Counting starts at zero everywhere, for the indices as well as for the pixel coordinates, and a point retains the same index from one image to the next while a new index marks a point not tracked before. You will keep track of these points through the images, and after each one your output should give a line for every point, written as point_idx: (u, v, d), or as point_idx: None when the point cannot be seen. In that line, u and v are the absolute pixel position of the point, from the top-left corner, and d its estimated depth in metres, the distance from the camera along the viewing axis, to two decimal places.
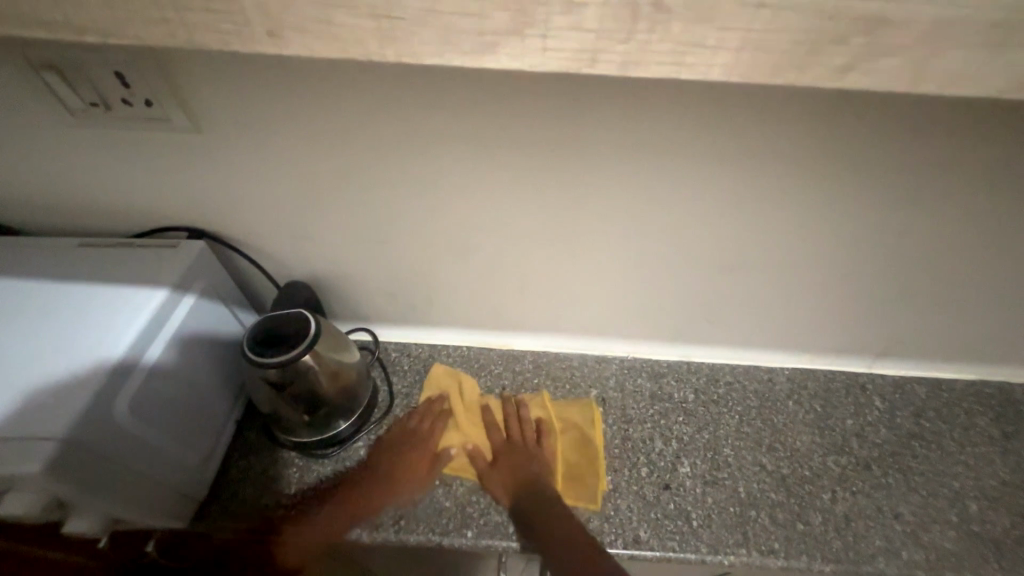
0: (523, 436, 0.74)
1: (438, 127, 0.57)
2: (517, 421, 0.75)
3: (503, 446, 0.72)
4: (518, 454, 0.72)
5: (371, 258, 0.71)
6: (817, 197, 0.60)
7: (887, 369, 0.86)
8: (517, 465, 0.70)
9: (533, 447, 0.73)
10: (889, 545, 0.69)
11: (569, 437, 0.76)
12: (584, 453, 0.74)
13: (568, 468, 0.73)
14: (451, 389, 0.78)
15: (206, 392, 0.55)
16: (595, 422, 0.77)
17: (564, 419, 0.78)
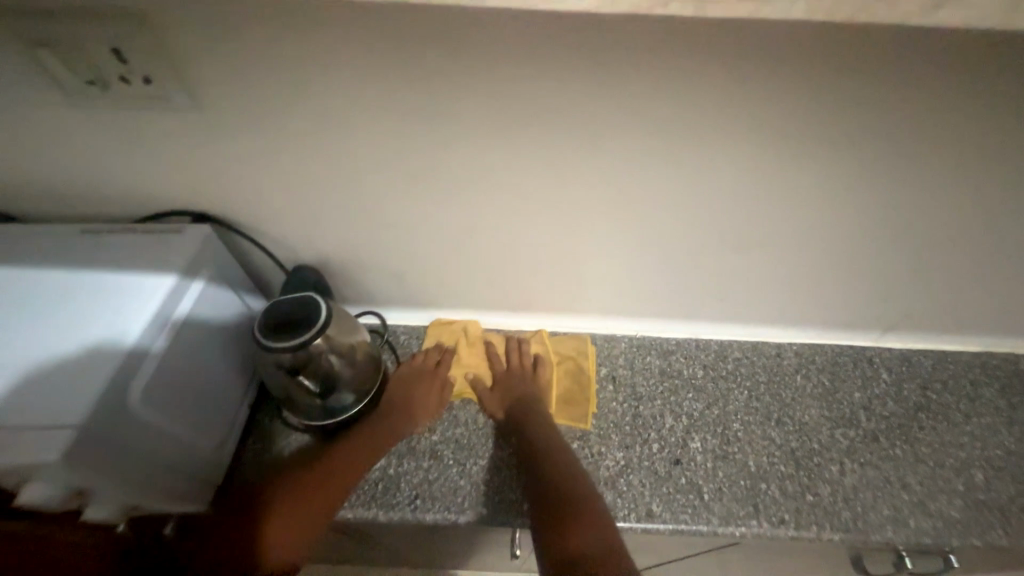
0: (522, 364, 0.76)
1: (430, 98, 0.51)
2: (517, 352, 0.77)
3: (502, 374, 0.76)
4: (515, 382, 0.75)
5: (372, 243, 0.67)
6: (864, 143, 0.55)
7: (894, 343, 0.83)
8: (513, 391, 0.73)
9: (531, 376, 0.75)
10: (896, 514, 0.64)
11: (566, 366, 0.78)
12: (578, 379, 0.76)
13: (563, 392, 0.75)
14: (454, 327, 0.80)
15: (210, 368, 0.59)
16: (589, 353, 0.78)
17: (561, 350, 0.79)
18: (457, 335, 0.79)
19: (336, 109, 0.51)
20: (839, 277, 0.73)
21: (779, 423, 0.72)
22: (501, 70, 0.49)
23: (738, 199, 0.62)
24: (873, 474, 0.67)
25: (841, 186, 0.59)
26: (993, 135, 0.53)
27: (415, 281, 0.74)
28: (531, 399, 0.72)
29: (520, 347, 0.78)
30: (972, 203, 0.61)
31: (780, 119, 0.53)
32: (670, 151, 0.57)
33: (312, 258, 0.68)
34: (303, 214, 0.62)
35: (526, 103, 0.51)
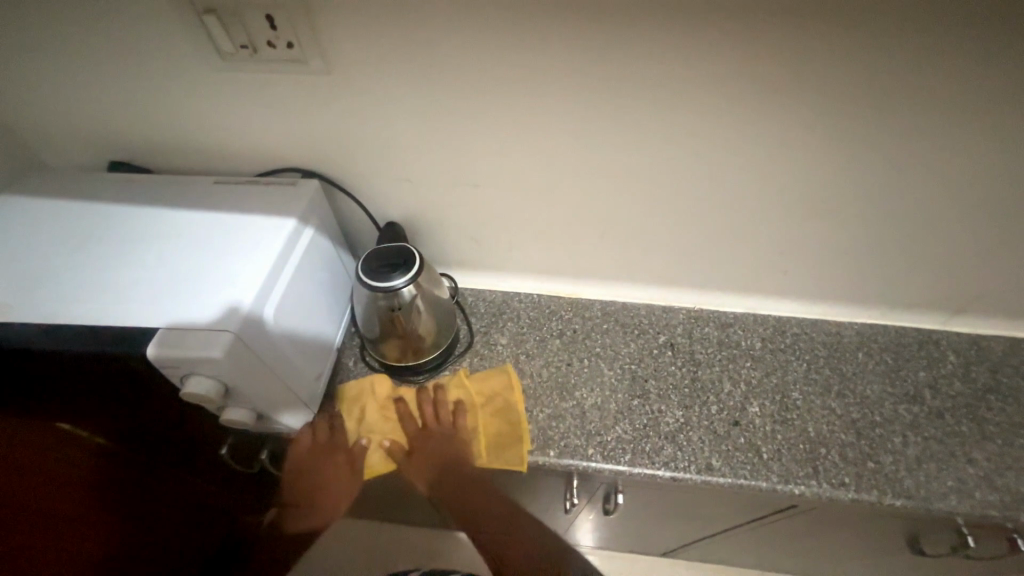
0: (441, 421, 0.72)
1: (527, 64, 0.55)
2: (436, 403, 0.73)
3: (425, 429, 0.72)
4: (437, 442, 0.72)
5: (453, 204, 0.73)
6: (955, 113, 0.55)
7: (963, 327, 0.82)
8: (435, 452, 0.72)
9: (457, 429, 0.72)
10: (962, 486, 0.64)
11: (490, 407, 0.73)
12: (508, 422, 0.71)
13: (494, 440, 0.71)
14: (358, 392, 0.73)
15: (316, 309, 0.67)
16: (511, 387, 0.74)
17: (482, 395, 0.74)
18: (364, 397, 0.72)
19: (445, 74, 0.56)
20: (911, 255, 0.72)
21: (840, 395, 0.73)
22: (598, 37, 0.52)
23: (815, 171, 0.63)
24: (937, 448, 0.68)
25: (924, 157, 0.60)
26: None
27: (488, 244, 0.80)
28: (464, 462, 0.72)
29: (437, 397, 0.73)
30: None
31: (868, 89, 0.54)
32: (750, 121, 0.58)
33: (399, 216, 0.75)
34: (398, 173, 0.69)
35: (616, 70, 0.55)
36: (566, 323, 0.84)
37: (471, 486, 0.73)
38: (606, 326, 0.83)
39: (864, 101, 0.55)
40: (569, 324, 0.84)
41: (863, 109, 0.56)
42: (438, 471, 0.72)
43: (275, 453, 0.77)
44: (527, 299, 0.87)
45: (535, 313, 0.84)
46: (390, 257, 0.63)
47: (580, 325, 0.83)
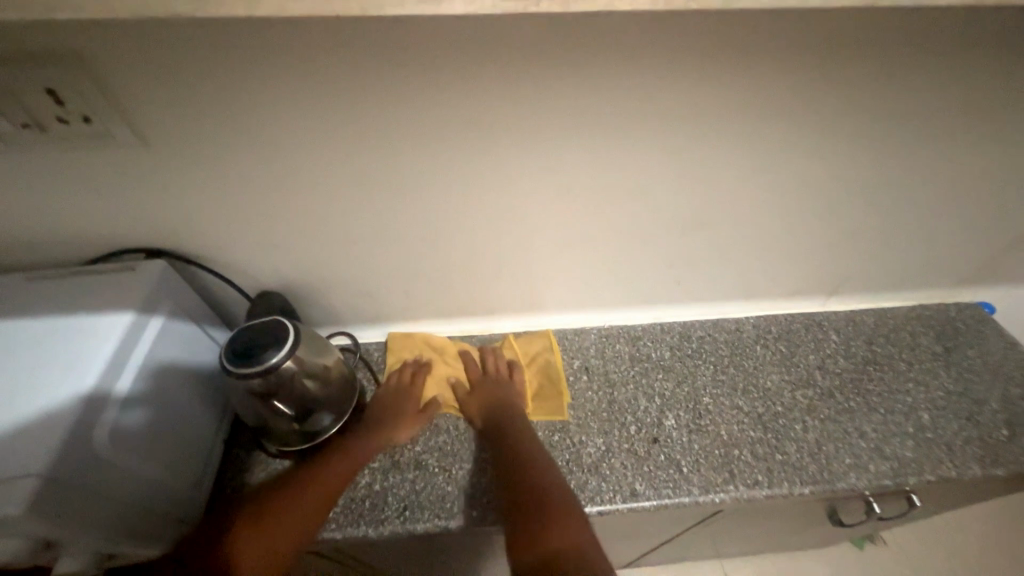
0: (497, 371, 0.78)
1: (374, 116, 0.53)
2: (491, 358, 0.79)
3: (478, 380, 0.77)
4: (493, 386, 0.76)
5: (336, 261, 0.68)
6: (783, 124, 0.60)
7: (838, 305, 0.90)
8: (492, 393, 0.75)
9: (507, 378, 0.78)
10: (858, 461, 0.68)
11: (536, 364, 0.80)
12: (549, 376, 0.78)
13: (538, 392, 0.77)
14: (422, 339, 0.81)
15: (176, 407, 0.58)
16: (555, 348, 0.82)
17: (527, 355, 0.81)
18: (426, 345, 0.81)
19: (289, 132, 0.52)
20: (783, 250, 0.79)
21: (746, 392, 0.76)
22: (441, 82, 0.51)
23: (681, 187, 0.66)
24: (833, 428, 0.72)
25: (769, 164, 0.65)
26: (887, 108, 0.61)
27: (384, 297, 0.75)
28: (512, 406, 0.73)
29: (492, 352, 0.80)
30: (884, 169, 0.68)
31: (708, 110, 0.57)
32: (613, 148, 0.60)
33: (276, 282, 0.69)
34: (263, 238, 0.63)
35: (466, 113, 0.54)
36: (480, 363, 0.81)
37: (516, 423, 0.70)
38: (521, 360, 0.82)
39: (706, 120, 0.59)
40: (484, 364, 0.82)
41: (704, 128, 0.59)
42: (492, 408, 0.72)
43: None
44: None
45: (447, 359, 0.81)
46: (262, 335, 0.57)
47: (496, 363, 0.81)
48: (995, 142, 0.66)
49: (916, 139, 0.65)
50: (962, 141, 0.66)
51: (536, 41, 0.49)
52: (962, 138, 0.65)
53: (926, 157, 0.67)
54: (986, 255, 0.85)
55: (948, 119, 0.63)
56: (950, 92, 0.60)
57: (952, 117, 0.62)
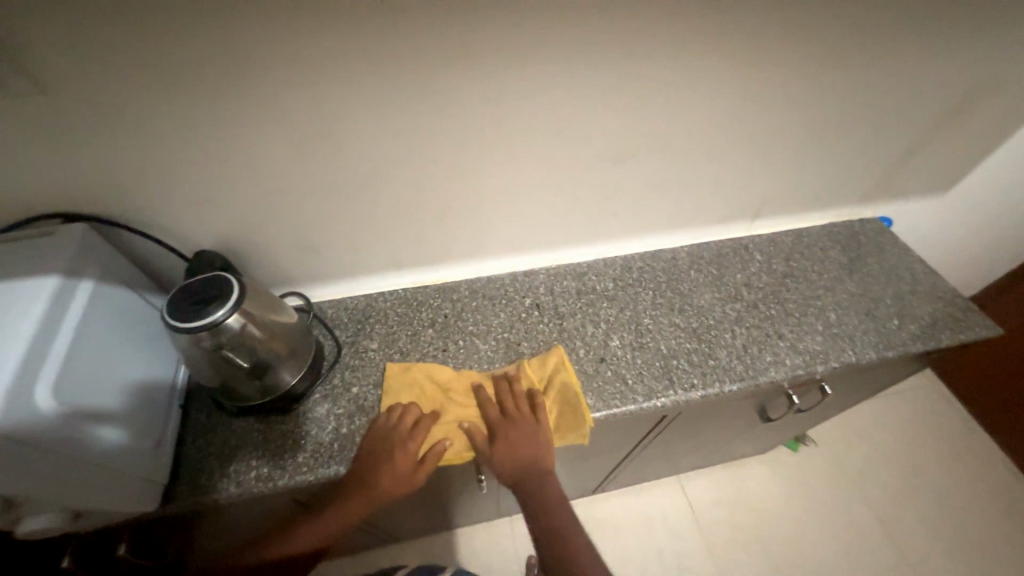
0: (516, 412, 0.70)
1: (291, 55, 0.52)
2: (507, 394, 0.71)
3: (496, 427, 0.69)
4: (513, 434, 0.69)
5: (276, 215, 0.68)
6: (699, 52, 0.64)
7: (761, 229, 0.98)
8: (513, 445, 0.68)
9: (528, 420, 0.70)
10: (777, 358, 0.78)
11: (553, 389, 0.72)
12: (568, 399, 0.71)
13: (559, 421, 0.71)
14: (426, 380, 0.73)
15: (126, 369, 0.57)
16: (568, 368, 0.74)
17: (542, 380, 0.73)
18: (431, 383, 0.73)
19: (203, 74, 0.51)
20: (709, 179, 0.84)
21: (682, 311, 0.84)
22: (360, 15, 0.50)
23: (610, 121, 0.69)
24: (757, 333, 0.81)
25: (689, 93, 0.69)
26: (790, 34, 0.64)
27: (331, 251, 0.76)
28: (539, 461, 0.69)
29: (508, 386, 0.72)
30: (792, 94, 0.74)
31: (627, 40, 0.60)
32: (539, 82, 0.62)
33: (215, 242, 0.68)
34: (195, 193, 0.61)
35: (390, 49, 0.54)
36: (436, 310, 0.84)
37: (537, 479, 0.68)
38: (475, 303, 0.85)
39: (626, 50, 0.61)
40: (439, 311, 0.84)
41: (623, 57, 0.62)
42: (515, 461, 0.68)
43: (138, 548, 0.62)
44: (393, 296, 0.85)
45: (402, 308, 0.83)
46: (202, 291, 0.56)
47: (451, 308, 0.84)
48: (885, 63, 0.73)
49: (819, 63, 0.70)
50: (858, 63, 0.72)
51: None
52: (857, 59, 0.71)
53: (828, 80, 0.73)
54: (881, 172, 0.95)
55: (844, 42, 0.68)
56: (845, 14, 0.64)
57: (848, 41, 0.68)
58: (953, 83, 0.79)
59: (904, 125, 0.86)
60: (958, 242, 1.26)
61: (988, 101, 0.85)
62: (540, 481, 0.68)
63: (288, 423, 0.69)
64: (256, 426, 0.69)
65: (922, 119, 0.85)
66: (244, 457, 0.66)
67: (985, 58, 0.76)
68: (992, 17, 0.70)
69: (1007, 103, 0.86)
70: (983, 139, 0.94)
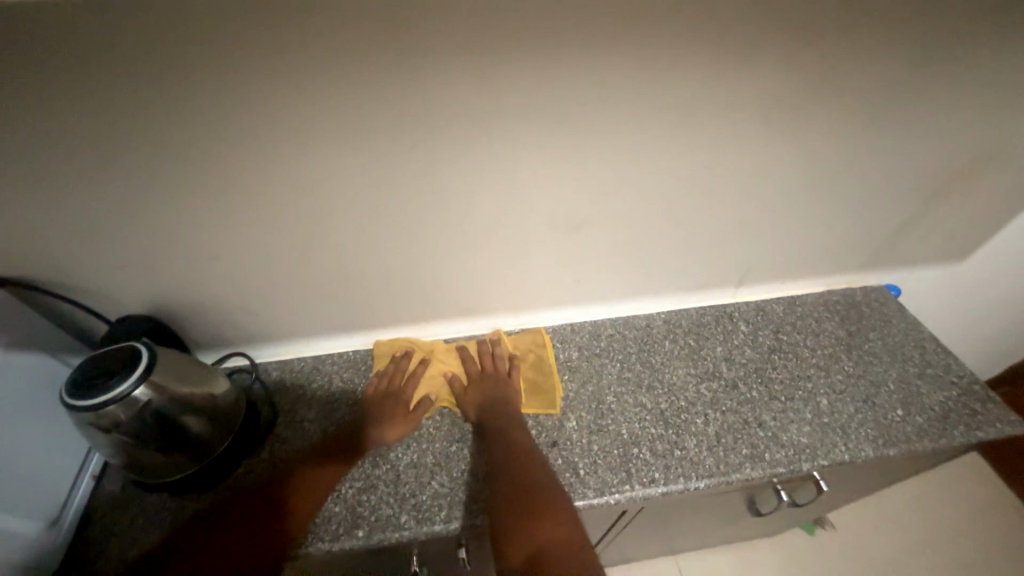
0: (495, 367, 0.78)
1: (210, 126, 0.51)
2: (489, 356, 0.79)
3: (475, 377, 0.77)
4: (489, 384, 0.76)
5: (212, 278, 0.66)
6: (652, 117, 0.61)
7: (748, 296, 0.91)
8: (487, 391, 0.75)
9: (504, 375, 0.77)
10: (754, 451, 0.68)
11: (529, 359, 0.81)
12: (543, 370, 0.79)
13: (532, 384, 0.77)
14: (413, 340, 0.81)
15: (14, 451, 0.53)
16: (546, 343, 0.82)
17: (517, 347, 0.82)
18: (420, 342, 0.82)
19: (125, 141, 0.50)
20: (682, 244, 0.79)
21: (650, 388, 0.76)
22: (284, 84, 0.50)
23: (563, 185, 0.66)
24: (732, 419, 0.72)
25: (646, 157, 0.65)
26: (746, 100, 0.61)
27: (275, 314, 0.74)
28: (507, 408, 0.72)
29: (489, 349, 0.80)
30: (760, 160, 0.69)
31: (572, 105, 0.58)
32: (481, 148, 0.60)
33: (150, 302, 0.66)
34: (124, 259, 0.61)
35: (313, 119, 0.53)
36: None
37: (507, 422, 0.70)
38: None
39: (572, 115, 0.58)
40: None
41: (563, 126, 0.59)
42: (489, 403, 0.73)
43: None
44: (342, 359, 0.82)
45: (349, 373, 0.80)
46: (112, 361, 0.54)
47: None
48: (865, 128, 0.68)
49: (790, 127, 0.65)
50: (833, 129, 0.67)
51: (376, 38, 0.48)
52: (829, 126, 0.66)
53: (800, 146, 0.68)
54: (881, 239, 0.87)
55: (810, 108, 0.64)
56: (804, 80, 0.60)
57: (818, 107, 0.64)
58: (951, 148, 0.73)
59: (900, 191, 0.79)
60: (986, 314, 1.13)
61: (994, 167, 0.78)
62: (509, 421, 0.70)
63: (203, 502, 0.64)
64: (168, 507, 0.63)
65: (922, 185, 0.78)
66: (146, 541, 0.60)
67: (982, 122, 0.70)
68: (976, 81, 0.65)
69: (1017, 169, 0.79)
70: (996, 207, 0.85)
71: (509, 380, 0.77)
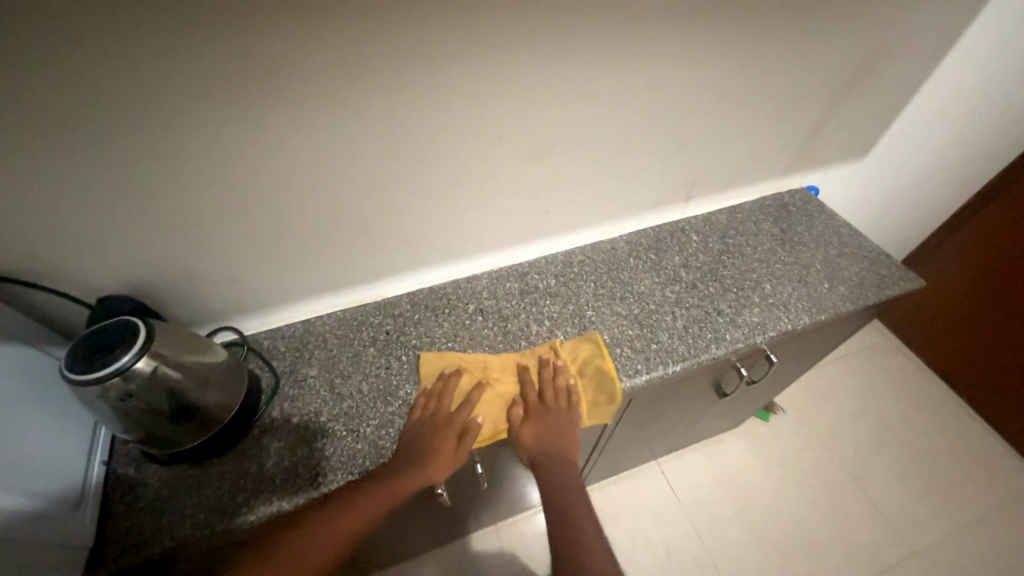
0: (555, 398, 0.73)
1: (166, 87, 0.49)
2: (549, 381, 0.73)
3: (534, 409, 0.72)
4: (549, 420, 0.72)
5: (190, 252, 0.65)
6: (608, 41, 0.64)
7: (696, 210, 1.01)
8: (546, 430, 0.71)
9: (564, 408, 0.73)
10: (717, 335, 0.79)
11: (588, 375, 0.75)
12: (603, 384, 0.73)
13: (590, 402, 0.74)
14: (465, 363, 0.75)
15: (38, 433, 0.54)
16: (602, 351, 0.76)
17: (576, 362, 0.76)
18: (474, 366, 0.75)
19: (75, 112, 0.48)
20: (637, 167, 0.86)
21: (623, 299, 0.85)
22: (241, 34, 0.48)
23: (529, 119, 0.69)
24: (696, 312, 0.82)
25: (604, 83, 0.69)
26: (683, 22, 0.66)
27: (258, 282, 0.74)
28: (565, 454, 0.71)
29: (552, 375, 0.74)
30: (698, 79, 0.75)
31: (531, 35, 0.60)
32: (451, 87, 0.61)
33: (125, 284, 0.65)
34: (92, 242, 0.58)
35: (274, 73, 0.52)
36: (377, 328, 0.83)
37: (562, 469, 0.70)
38: (417, 317, 0.84)
39: (529, 45, 0.61)
40: (380, 328, 0.83)
41: (522, 60, 0.62)
42: (547, 445, 0.71)
43: None
44: (332, 319, 0.84)
45: (342, 330, 0.82)
46: (109, 335, 0.54)
47: (392, 324, 0.83)
48: (784, 40, 0.75)
49: (726, 43, 0.72)
50: (756, 43, 0.74)
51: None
52: (753, 41, 0.73)
53: (731, 63, 0.75)
54: (800, 144, 0.98)
55: (737, 26, 0.70)
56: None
57: (744, 24, 0.70)
58: (851, 53, 0.83)
59: (815, 96, 0.89)
60: (886, 201, 1.33)
61: (886, 67, 0.90)
62: (564, 469, 0.70)
63: (227, 463, 0.67)
64: (192, 472, 0.65)
65: (833, 89, 0.90)
66: (181, 504, 0.63)
67: (880, 25, 0.81)
68: None
69: (901, 69, 0.92)
70: (890, 103, 0.99)
71: (568, 413, 0.72)
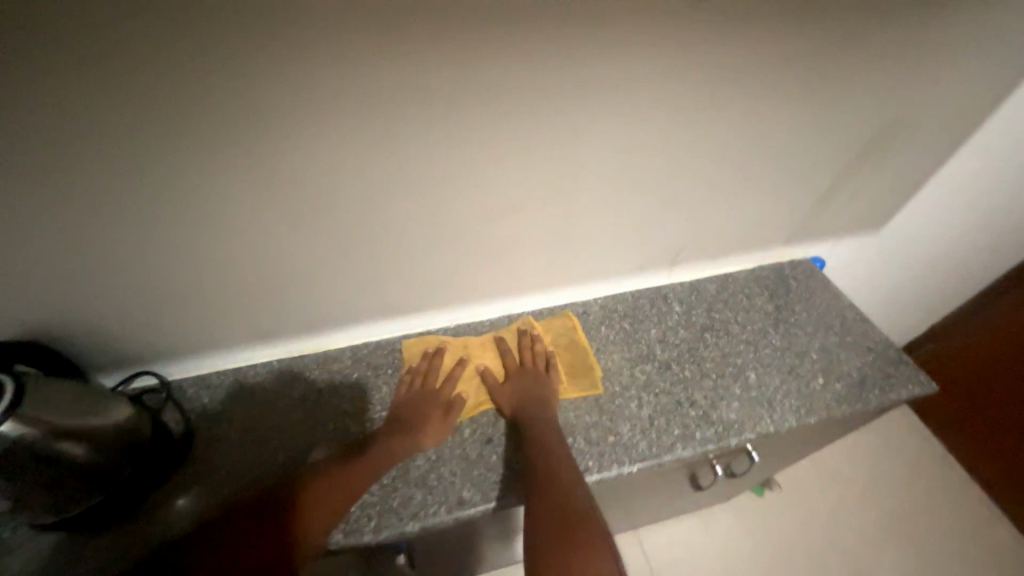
0: (532, 361, 0.77)
1: (54, 129, 0.44)
2: (526, 347, 0.79)
3: (513, 370, 0.76)
4: (527, 379, 0.74)
5: (98, 297, 0.60)
6: (576, 98, 0.58)
7: (682, 277, 0.92)
8: (525, 386, 0.73)
9: (542, 369, 0.76)
10: (685, 431, 0.69)
11: (564, 345, 0.81)
12: (578, 351, 0.80)
13: (568, 369, 0.78)
14: (447, 340, 0.82)
15: None
16: (575, 325, 0.83)
17: (551, 334, 0.83)
18: (454, 344, 0.81)
19: None
20: (613, 231, 0.78)
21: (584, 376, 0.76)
22: (138, 78, 0.43)
23: (485, 178, 0.63)
24: (665, 402, 0.73)
25: (572, 144, 0.62)
26: (660, 83, 0.59)
27: (182, 330, 0.68)
28: (543, 410, 0.70)
29: (527, 343, 0.79)
30: (681, 143, 0.68)
31: (480, 90, 0.53)
32: (393, 141, 0.55)
33: (25, 323, 0.59)
34: None
35: (180, 119, 0.47)
36: (312, 384, 0.77)
37: (540, 421, 0.68)
38: (357, 375, 0.78)
39: (479, 99, 0.54)
40: (315, 384, 0.77)
41: (472, 116, 0.55)
42: (526, 401, 0.71)
43: None
44: (266, 369, 0.77)
45: (274, 384, 0.76)
46: None
47: (329, 382, 0.76)
48: (780, 106, 0.68)
49: (716, 105, 0.64)
50: (748, 109, 0.66)
51: (252, 12, 0.42)
52: (744, 104, 0.66)
53: (718, 128, 0.68)
54: (803, 214, 0.89)
55: (724, 89, 0.63)
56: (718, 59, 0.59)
57: (733, 87, 0.63)
58: (861, 122, 0.75)
59: (820, 166, 0.81)
60: (904, 276, 1.21)
61: (903, 138, 0.80)
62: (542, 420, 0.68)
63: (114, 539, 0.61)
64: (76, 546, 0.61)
65: (841, 159, 0.81)
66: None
67: (899, 95, 0.72)
68: (883, 57, 0.66)
69: (921, 141, 0.82)
70: (909, 177, 0.90)
71: (547, 373, 0.76)
